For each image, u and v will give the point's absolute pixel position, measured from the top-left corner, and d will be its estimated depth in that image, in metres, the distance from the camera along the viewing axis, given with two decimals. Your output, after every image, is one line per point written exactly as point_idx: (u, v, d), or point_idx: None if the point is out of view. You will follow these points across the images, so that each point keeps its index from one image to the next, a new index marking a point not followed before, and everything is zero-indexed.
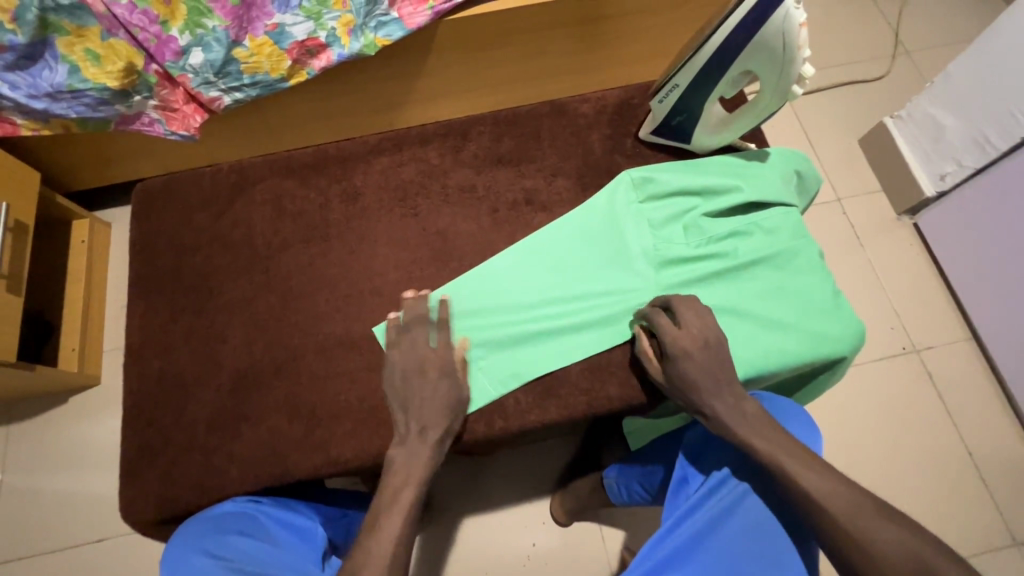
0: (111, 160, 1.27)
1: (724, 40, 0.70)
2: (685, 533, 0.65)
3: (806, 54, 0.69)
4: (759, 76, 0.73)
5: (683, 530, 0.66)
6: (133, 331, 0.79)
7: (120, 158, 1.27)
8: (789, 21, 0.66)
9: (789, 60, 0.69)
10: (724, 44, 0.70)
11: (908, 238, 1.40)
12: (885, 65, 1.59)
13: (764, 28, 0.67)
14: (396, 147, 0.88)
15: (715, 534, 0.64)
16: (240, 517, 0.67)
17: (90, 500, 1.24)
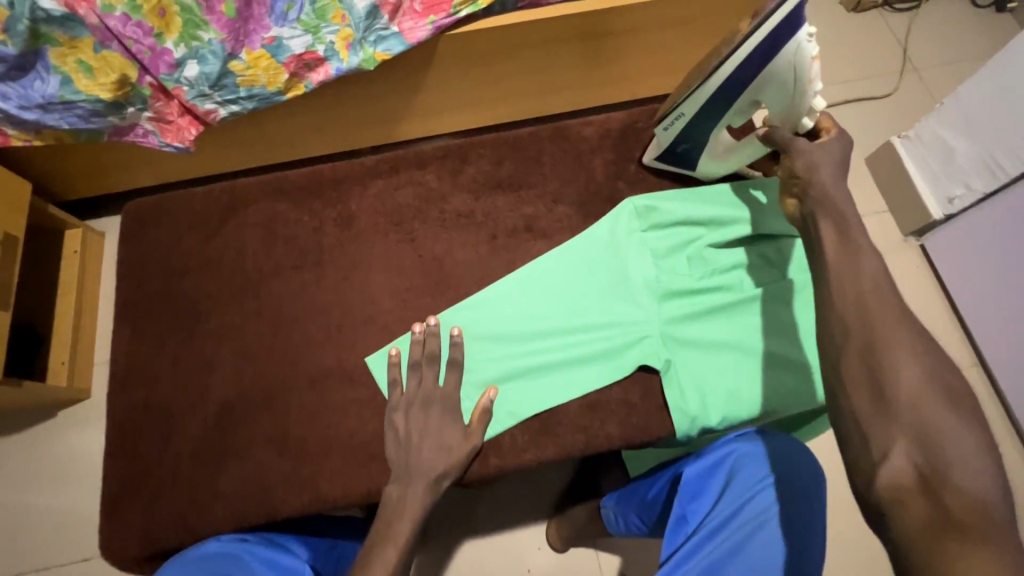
0: (105, 171, 1.26)
1: (733, 70, 0.67)
2: None
3: (817, 88, 0.67)
4: (767, 108, 0.71)
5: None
6: (119, 357, 0.77)
7: (115, 169, 1.26)
8: (801, 54, 0.64)
9: (799, 93, 0.67)
10: (733, 74, 0.67)
11: (916, 260, 1.38)
12: (893, 82, 1.56)
13: (774, 61, 0.65)
14: (393, 169, 0.85)
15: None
16: (229, 558, 0.63)
17: (76, 517, 1.21)
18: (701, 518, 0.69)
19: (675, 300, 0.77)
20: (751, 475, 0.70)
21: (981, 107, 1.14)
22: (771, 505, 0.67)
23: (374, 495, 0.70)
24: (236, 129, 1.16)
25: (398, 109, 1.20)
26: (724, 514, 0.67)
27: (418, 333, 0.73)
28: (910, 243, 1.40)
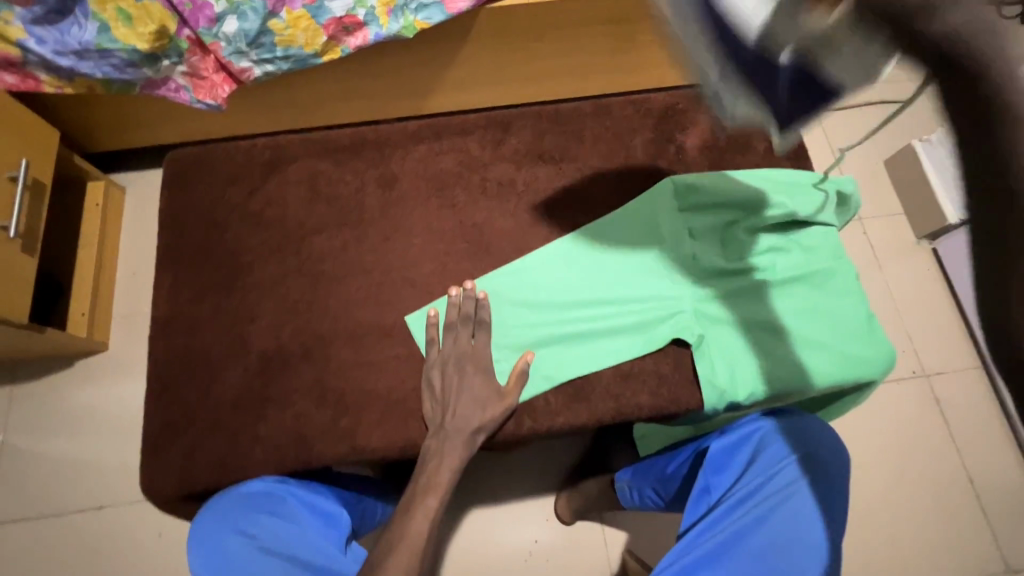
0: (128, 125, 1.23)
1: None
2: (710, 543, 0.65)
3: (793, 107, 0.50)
4: None
5: (708, 540, 0.66)
6: (160, 303, 0.78)
7: (137, 123, 1.22)
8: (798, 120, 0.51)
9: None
10: None
11: (927, 263, 1.40)
12: (916, 87, 1.57)
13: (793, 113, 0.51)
14: (436, 135, 0.86)
15: (742, 556, 0.64)
16: (274, 497, 0.66)
17: (90, 468, 1.19)
18: (724, 491, 0.72)
19: (709, 278, 0.79)
20: (777, 451, 0.72)
21: None
22: (797, 478, 0.69)
23: (410, 449, 0.72)
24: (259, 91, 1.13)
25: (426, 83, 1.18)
26: (750, 487, 0.70)
27: (455, 294, 0.76)
28: (923, 246, 1.41)
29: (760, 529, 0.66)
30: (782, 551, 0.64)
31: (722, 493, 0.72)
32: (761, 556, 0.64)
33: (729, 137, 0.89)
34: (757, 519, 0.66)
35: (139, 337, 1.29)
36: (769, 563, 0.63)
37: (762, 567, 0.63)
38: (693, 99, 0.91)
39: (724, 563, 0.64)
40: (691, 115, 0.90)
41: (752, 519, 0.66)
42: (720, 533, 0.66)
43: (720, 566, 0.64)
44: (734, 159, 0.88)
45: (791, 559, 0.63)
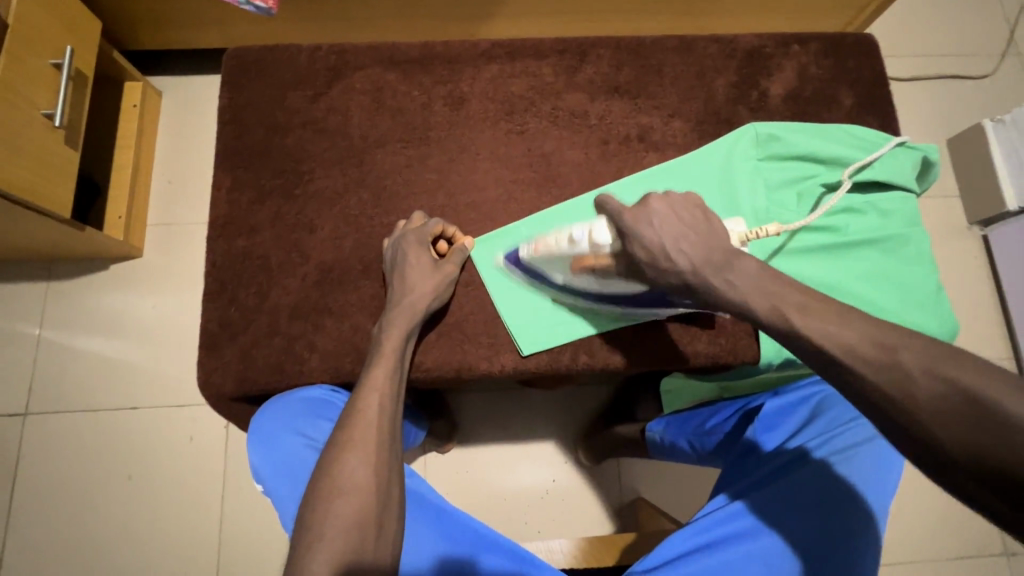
0: (165, 22, 1.14)
1: None
2: (767, 493, 0.66)
3: (609, 286, 0.68)
4: None
5: (766, 490, 0.66)
6: (218, 204, 0.76)
7: (175, 24, 1.15)
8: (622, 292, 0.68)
9: None
10: None
11: (975, 250, 1.36)
12: (992, 64, 1.48)
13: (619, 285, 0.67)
14: (508, 56, 0.82)
15: (785, 512, 0.64)
16: (332, 405, 0.68)
17: (123, 370, 1.21)
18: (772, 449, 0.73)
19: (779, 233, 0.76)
20: (840, 413, 0.71)
21: None
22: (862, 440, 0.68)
23: (465, 372, 0.72)
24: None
25: (486, 15, 1.08)
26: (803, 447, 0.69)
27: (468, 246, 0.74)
28: (973, 232, 1.37)
29: (808, 489, 0.65)
30: (824, 513, 0.64)
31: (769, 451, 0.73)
32: (802, 513, 0.64)
33: (817, 89, 0.84)
34: (806, 478, 0.66)
35: (174, 245, 1.27)
36: (809, 522, 0.63)
37: (801, 526, 0.63)
38: (783, 43, 0.85)
39: (766, 515, 0.64)
40: (779, 60, 0.85)
41: (800, 477, 0.66)
42: (775, 483, 0.66)
43: (760, 517, 0.64)
44: (819, 112, 0.83)
45: (829, 522, 0.63)
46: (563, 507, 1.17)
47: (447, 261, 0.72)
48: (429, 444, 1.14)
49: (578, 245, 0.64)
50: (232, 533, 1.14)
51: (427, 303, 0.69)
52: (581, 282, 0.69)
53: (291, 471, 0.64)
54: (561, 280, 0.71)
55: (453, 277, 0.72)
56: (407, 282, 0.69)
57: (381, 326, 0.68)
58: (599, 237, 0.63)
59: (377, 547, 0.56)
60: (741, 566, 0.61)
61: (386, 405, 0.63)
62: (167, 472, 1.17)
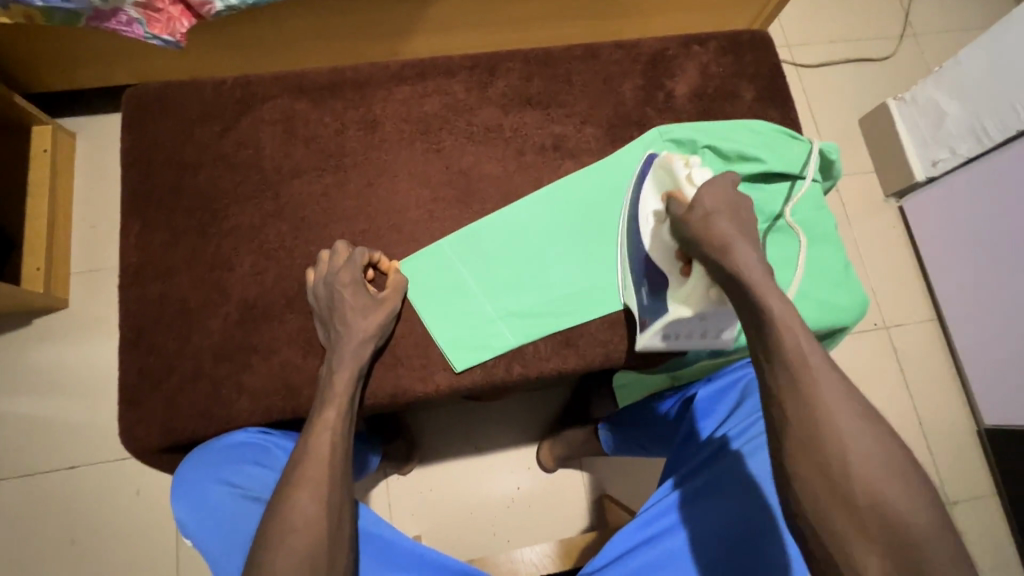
0: (70, 63, 1.09)
1: None
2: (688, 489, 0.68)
3: (657, 235, 0.71)
4: None
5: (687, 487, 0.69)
6: (130, 251, 0.74)
7: (82, 64, 1.10)
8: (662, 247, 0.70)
9: None
10: None
11: (892, 220, 1.45)
12: (892, 46, 1.58)
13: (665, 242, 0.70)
14: (419, 76, 0.82)
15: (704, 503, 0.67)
16: (260, 448, 0.67)
17: (58, 428, 1.14)
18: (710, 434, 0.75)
19: None
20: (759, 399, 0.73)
21: (977, 73, 1.20)
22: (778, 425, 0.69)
23: (401, 396, 0.72)
24: (217, 30, 0.99)
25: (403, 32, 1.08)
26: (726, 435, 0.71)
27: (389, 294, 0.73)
28: (890, 205, 1.46)
29: (729, 478, 0.67)
30: (744, 497, 0.66)
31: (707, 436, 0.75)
32: (722, 501, 0.66)
33: (718, 85, 0.88)
34: (726, 468, 0.68)
35: (103, 293, 1.22)
36: (728, 510, 0.65)
37: (720, 514, 0.65)
38: (684, 44, 0.89)
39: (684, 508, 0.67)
40: (681, 61, 0.88)
41: (720, 467, 0.68)
42: (696, 479, 0.69)
43: (684, 511, 0.67)
44: (723, 106, 0.87)
45: (749, 505, 0.65)
46: (530, 513, 1.17)
47: (384, 294, 0.72)
48: (388, 467, 1.13)
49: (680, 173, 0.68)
50: None
51: (370, 336, 0.69)
52: (658, 210, 0.71)
53: (219, 522, 0.62)
54: (652, 194, 0.73)
55: (396, 309, 0.72)
56: (350, 318, 0.68)
57: (325, 368, 0.67)
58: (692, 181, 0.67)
59: None
60: (664, 564, 0.64)
61: (339, 444, 0.62)
62: (115, 533, 1.11)
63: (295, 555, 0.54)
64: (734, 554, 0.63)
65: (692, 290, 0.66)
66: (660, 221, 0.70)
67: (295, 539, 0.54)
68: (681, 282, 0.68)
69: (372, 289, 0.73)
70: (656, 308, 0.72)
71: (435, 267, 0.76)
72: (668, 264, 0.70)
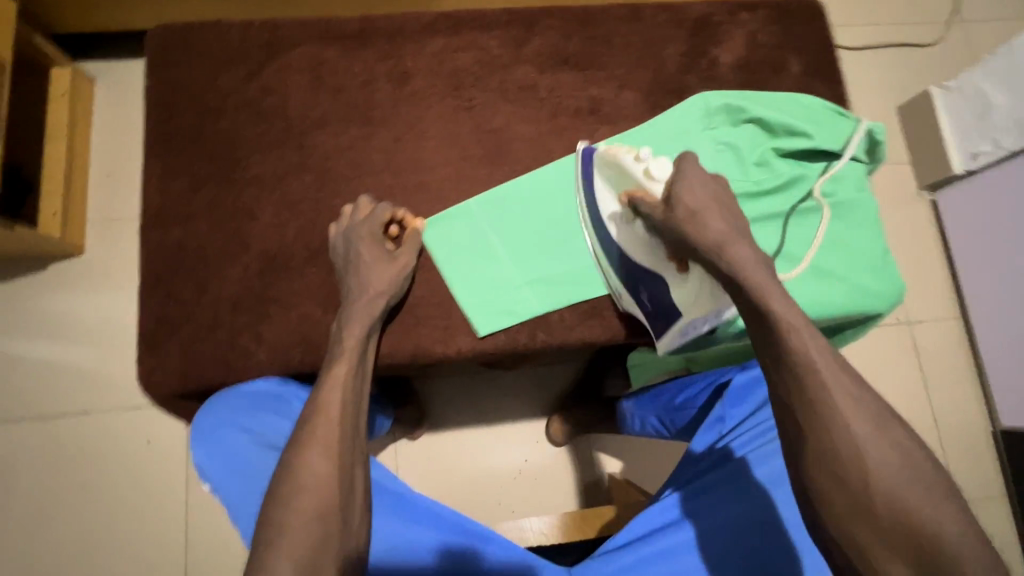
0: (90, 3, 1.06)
1: None
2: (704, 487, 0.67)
3: (626, 234, 0.68)
4: None
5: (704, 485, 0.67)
6: (151, 194, 0.72)
7: (102, 6, 1.07)
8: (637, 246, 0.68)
9: None
10: None
11: (924, 214, 1.40)
12: (939, 32, 1.51)
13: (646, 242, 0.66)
14: (453, 28, 0.79)
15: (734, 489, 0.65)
16: (279, 398, 0.66)
17: (71, 373, 1.15)
18: (740, 421, 0.72)
19: None
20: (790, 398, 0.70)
21: None
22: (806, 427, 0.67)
23: (421, 356, 0.70)
24: None
25: None
26: (757, 430, 0.69)
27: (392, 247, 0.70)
28: (923, 198, 1.41)
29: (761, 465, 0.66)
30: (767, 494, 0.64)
31: (736, 423, 0.72)
32: (744, 496, 0.65)
33: (764, 56, 0.84)
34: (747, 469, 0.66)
35: (119, 242, 1.21)
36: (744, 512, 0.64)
37: (747, 500, 0.64)
38: (731, 10, 0.84)
39: (710, 492, 0.66)
40: (727, 28, 0.84)
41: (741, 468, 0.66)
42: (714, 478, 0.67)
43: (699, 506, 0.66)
44: (769, 78, 0.83)
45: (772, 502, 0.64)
46: (536, 486, 1.17)
47: (401, 251, 0.70)
48: (398, 432, 1.12)
49: (636, 166, 0.64)
50: (198, 538, 1.10)
51: (386, 296, 0.67)
52: (620, 212, 0.68)
53: (236, 466, 0.62)
54: (609, 194, 0.69)
55: (411, 266, 0.70)
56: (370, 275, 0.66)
57: (339, 323, 0.65)
58: (653, 174, 0.63)
59: (345, 541, 0.54)
60: (679, 553, 0.63)
61: (349, 403, 0.60)
62: (124, 480, 1.12)
63: (314, 508, 0.53)
64: (756, 542, 0.62)
65: (698, 286, 0.63)
66: (627, 220, 0.67)
67: (315, 492, 0.54)
68: (680, 280, 0.65)
69: (390, 247, 0.71)
70: (664, 313, 0.69)
71: (460, 229, 0.73)
72: (656, 263, 0.66)
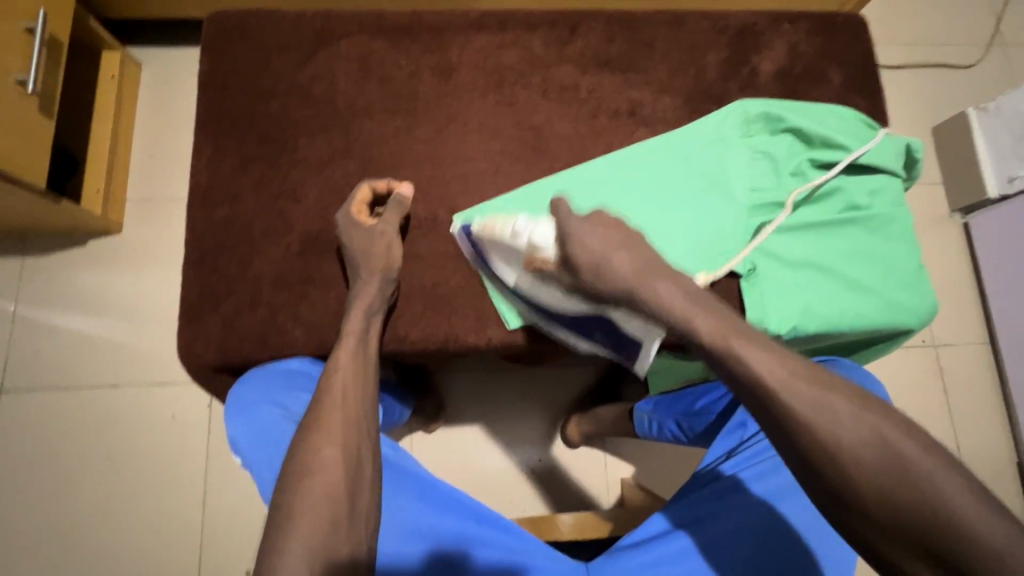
0: None
1: None
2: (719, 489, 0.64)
3: (542, 292, 0.68)
4: None
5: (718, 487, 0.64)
6: (200, 172, 0.74)
7: None
8: (562, 302, 0.68)
9: None
10: None
11: (955, 237, 1.38)
12: (977, 54, 1.50)
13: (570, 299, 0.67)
14: (498, 26, 0.80)
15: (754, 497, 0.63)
16: (312, 378, 0.68)
17: (103, 346, 1.18)
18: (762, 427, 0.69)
19: (762, 211, 0.76)
20: None
21: None
22: None
23: (451, 344, 0.72)
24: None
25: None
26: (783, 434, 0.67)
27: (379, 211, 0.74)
28: (954, 220, 1.39)
29: (782, 472, 0.64)
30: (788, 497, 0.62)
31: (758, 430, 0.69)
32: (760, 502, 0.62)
33: (806, 66, 0.84)
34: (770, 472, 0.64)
35: (155, 222, 1.24)
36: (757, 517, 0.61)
37: (770, 507, 0.62)
38: (774, 20, 0.85)
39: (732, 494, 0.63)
40: (770, 37, 0.84)
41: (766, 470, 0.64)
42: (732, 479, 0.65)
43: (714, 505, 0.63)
44: (809, 89, 0.83)
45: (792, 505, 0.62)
46: (549, 487, 1.16)
47: (384, 216, 0.70)
48: (415, 423, 1.14)
49: (517, 240, 0.64)
50: (215, 515, 1.12)
51: (386, 275, 0.68)
52: (523, 279, 0.68)
53: (270, 442, 0.63)
54: (506, 269, 0.69)
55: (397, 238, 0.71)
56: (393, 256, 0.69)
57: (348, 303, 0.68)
58: (535, 243, 0.63)
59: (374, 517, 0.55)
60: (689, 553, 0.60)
61: (350, 383, 0.62)
62: (147, 453, 1.14)
63: None
64: (775, 549, 0.60)
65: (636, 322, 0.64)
66: (538, 283, 0.67)
67: None
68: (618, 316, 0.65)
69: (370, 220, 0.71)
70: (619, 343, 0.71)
71: None
72: (578, 307, 0.68)
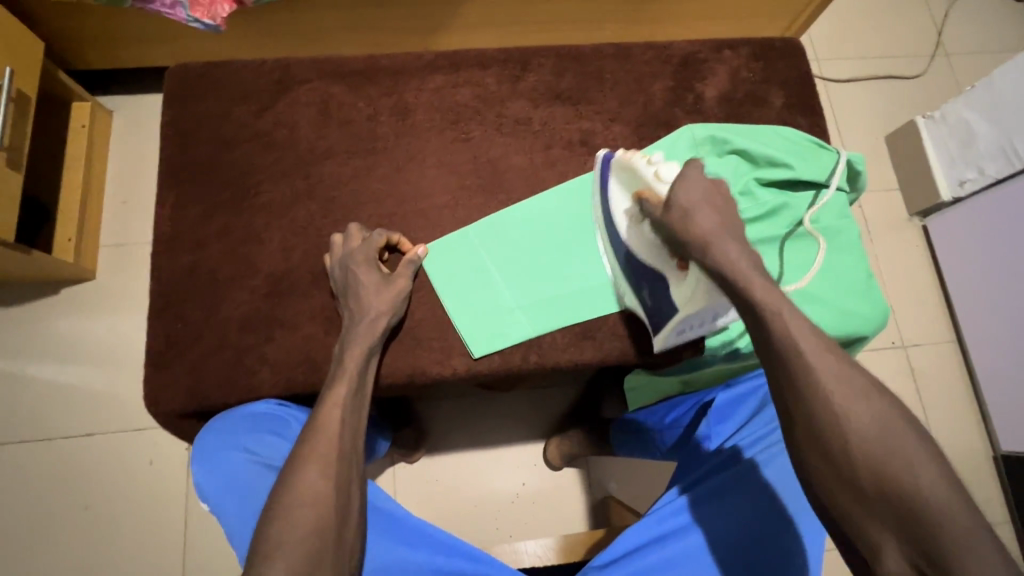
0: (115, 42, 1.11)
1: None
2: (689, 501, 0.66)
3: (633, 231, 0.72)
4: None
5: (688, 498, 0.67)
6: (165, 220, 0.76)
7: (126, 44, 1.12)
8: (643, 247, 0.71)
9: None
10: None
11: (915, 239, 1.43)
12: (922, 65, 1.57)
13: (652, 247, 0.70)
14: (453, 66, 0.84)
15: (722, 504, 0.65)
16: (277, 419, 0.68)
17: (79, 394, 1.17)
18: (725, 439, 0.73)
19: None
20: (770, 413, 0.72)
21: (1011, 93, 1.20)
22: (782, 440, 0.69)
23: (418, 376, 0.73)
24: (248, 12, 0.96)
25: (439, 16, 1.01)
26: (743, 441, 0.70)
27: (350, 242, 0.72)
28: (913, 223, 1.44)
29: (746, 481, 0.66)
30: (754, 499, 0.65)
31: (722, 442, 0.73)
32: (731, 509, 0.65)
33: (747, 90, 0.88)
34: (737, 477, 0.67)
35: (129, 267, 1.24)
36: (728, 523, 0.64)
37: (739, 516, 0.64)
38: (716, 48, 0.89)
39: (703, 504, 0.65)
40: (712, 65, 0.88)
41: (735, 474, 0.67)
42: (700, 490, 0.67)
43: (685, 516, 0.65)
44: (752, 112, 0.88)
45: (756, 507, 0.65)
46: (534, 511, 1.17)
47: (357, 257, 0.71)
48: (396, 454, 1.14)
49: (647, 168, 0.69)
50: (196, 560, 1.10)
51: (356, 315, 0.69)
52: (629, 211, 0.73)
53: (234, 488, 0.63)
54: (620, 194, 0.74)
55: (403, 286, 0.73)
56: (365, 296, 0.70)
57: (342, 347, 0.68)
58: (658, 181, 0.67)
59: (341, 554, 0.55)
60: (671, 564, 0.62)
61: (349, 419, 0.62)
62: (125, 501, 1.12)
63: (310, 519, 0.54)
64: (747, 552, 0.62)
65: (695, 286, 0.67)
66: (637, 219, 0.71)
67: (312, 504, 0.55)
68: (681, 278, 0.68)
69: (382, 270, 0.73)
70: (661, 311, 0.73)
71: (456, 255, 0.77)
72: (652, 257, 0.71)
